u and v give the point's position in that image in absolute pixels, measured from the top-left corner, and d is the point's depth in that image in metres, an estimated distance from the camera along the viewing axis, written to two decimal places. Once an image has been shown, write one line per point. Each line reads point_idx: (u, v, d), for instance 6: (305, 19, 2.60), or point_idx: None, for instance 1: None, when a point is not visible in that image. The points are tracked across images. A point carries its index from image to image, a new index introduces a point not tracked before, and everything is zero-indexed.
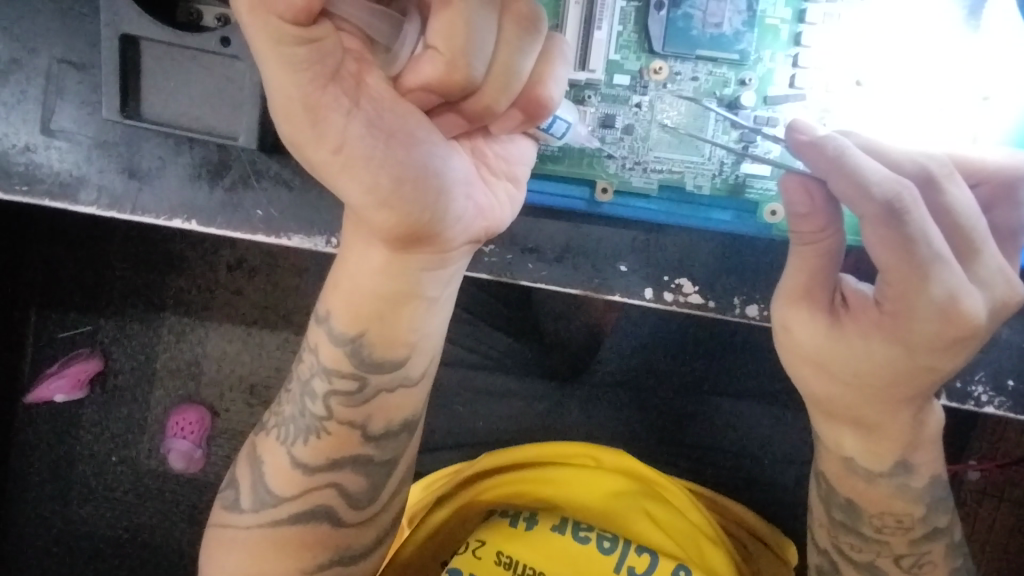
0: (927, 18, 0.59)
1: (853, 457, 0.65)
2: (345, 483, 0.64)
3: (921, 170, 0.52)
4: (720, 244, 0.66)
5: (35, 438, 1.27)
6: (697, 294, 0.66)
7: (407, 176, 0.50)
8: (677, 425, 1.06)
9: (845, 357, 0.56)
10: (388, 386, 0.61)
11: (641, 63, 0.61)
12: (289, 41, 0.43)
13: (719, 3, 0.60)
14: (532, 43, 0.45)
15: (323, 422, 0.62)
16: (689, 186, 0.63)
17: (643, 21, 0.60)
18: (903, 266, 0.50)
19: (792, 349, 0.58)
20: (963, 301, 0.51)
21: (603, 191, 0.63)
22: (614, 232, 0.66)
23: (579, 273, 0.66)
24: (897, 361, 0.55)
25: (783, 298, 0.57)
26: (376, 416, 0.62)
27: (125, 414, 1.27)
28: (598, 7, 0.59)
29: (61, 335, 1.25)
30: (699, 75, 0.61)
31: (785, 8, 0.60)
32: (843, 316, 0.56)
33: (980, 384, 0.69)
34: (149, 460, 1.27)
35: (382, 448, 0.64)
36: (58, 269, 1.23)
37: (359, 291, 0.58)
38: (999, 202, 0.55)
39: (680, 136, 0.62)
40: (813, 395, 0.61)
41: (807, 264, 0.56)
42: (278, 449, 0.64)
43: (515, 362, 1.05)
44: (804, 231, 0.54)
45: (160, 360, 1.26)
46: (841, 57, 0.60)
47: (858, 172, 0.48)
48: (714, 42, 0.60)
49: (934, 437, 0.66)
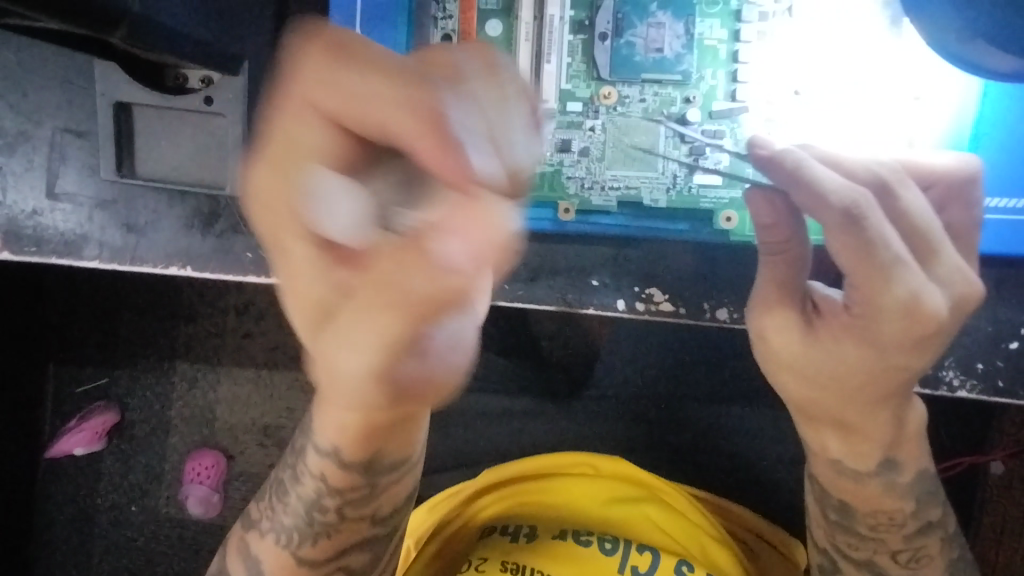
0: (856, 26, 0.63)
1: (840, 460, 0.66)
2: (351, 563, 0.67)
3: (875, 178, 0.54)
4: (684, 252, 0.68)
5: (56, 494, 1.31)
6: (668, 302, 0.69)
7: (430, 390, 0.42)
8: (675, 435, 1.08)
9: (823, 360, 0.58)
10: (394, 477, 0.63)
11: (592, 90, 0.65)
12: (311, 244, 0.36)
13: (658, 30, 0.64)
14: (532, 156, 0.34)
15: (332, 526, 0.65)
16: (646, 201, 0.66)
17: (589, 52, 0.64)
18: (867, 267, 0.52)
19: (772, 359, 0.61)
20: (926, 299, 0.53)
21: (566, 211, 0.67)
22: (584, 250, 0.69)
23: (553, 291, 0.69)
24: (868, 358, 0.57)
25: (759, 307, 0.61)
26: (383, 504, 0.65)
27: (143, 463, 1.30)
28: (546, 43, 0.64)
29: (77, 390, 1.30)
30: (647, 97, 0.65)
31: (721, 29, 0.64)
32: (815, 322, 0.58)
33: (950, 369, 0.70)
34: (166, 508, 1.30)
35: (384, 526, 0.67)
36: (74, 325, 1.29)
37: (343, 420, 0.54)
38: (952, 202, 0.59)
39: (633, 154, 0.65)
40: (794, 398, 0.63)
41: (776, 271, 0.59)
42: (280, 551, 0.67)
43: (512, 385, 1.08)
44: (771, 240, 0.58)
45: (175, 407, 1.30)
46: (778, 72, 0.64)
47: (815, 181, 0.51)
48: (657, 66, 0.64)
49: (917, 432, 0.67)
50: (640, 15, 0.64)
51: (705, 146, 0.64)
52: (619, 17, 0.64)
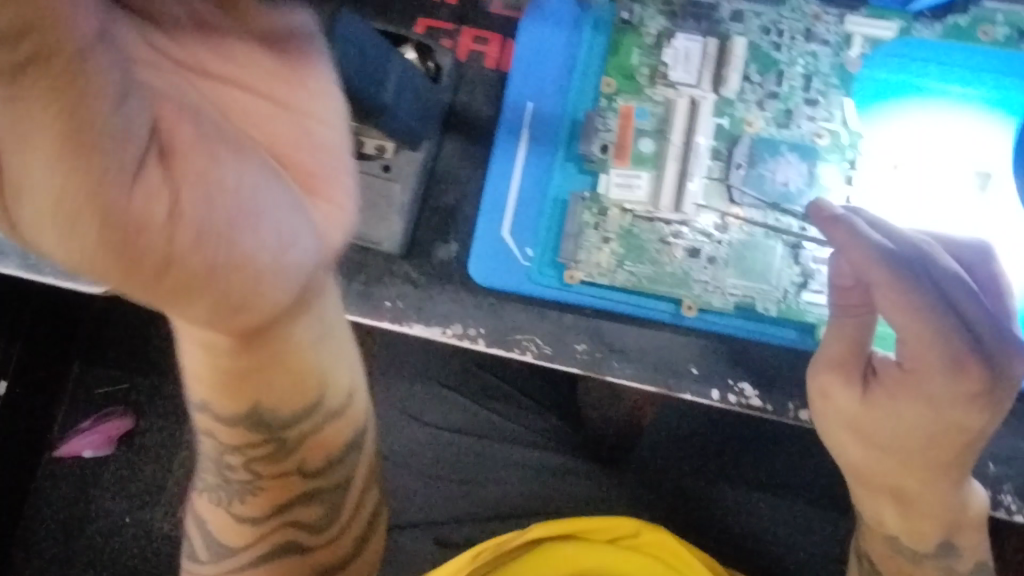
0: (947, 189, 0.76)
1: (897, 536, 0.72)
2: (301, 530, 0.67)
3: (918, 250, 0.63)
4: (773, 352, 0.77)
5: (50, 496, 1.32)
6: (757, 398, 0.76)
7: (924, 334, 0.61)
8: (701, 513, 1.04)
9: (879, 419, 0.66)
10: (315, 429, 0.63)
11: (723, 207, 0.76)
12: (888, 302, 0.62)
13: (786, 168, 0.75)
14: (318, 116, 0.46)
15: (255, 482, 0.64)
16: (757, 308, 0.76)
17: (725, 175, 0.76)
18: (922, 329, 0.61)
19: (829, 415, 0.68)
20: (936, 264, 0.62)
21: (688, 307, 0.77)
22: (688, 340, 0.78)
23: (656, 373, 0.77)
24: (924, 416, 0.64)
25: (821, 364, 0.67)
26: (313, 453, 0.64)
27: (146, 477, 1.33)
28: (692, 165, 0.75)
29: (95, 393, 1.33)
30: (769, 221, 0.76)
31: (838, 173, 0.75)
32: (872, 383, 0.66)
33: (1009, 494, 0.77)
34: (161, 525, 1.32)
35: (328, 479, 0.66)
36: (99, 334, 1.33)
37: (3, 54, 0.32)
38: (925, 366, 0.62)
39: (754, 267, 0.76)
40: (850, 461, 0.70)
41: (845, 334, 0.66)
42: (218, 509, 0.66)
43: (563, 444, 1.03)
44: (850, 302, 0.67)
45: (191, 424, 1.34)
46: (889, 213, 0.75)
47: (868, 241, 0.62)
48: (782, 197, 0.75)
49: (979, 522, 0.72)
50: (771, 152, 0.75)
51: (816, 270, 0.75)
52: (754, 152, 0.75)
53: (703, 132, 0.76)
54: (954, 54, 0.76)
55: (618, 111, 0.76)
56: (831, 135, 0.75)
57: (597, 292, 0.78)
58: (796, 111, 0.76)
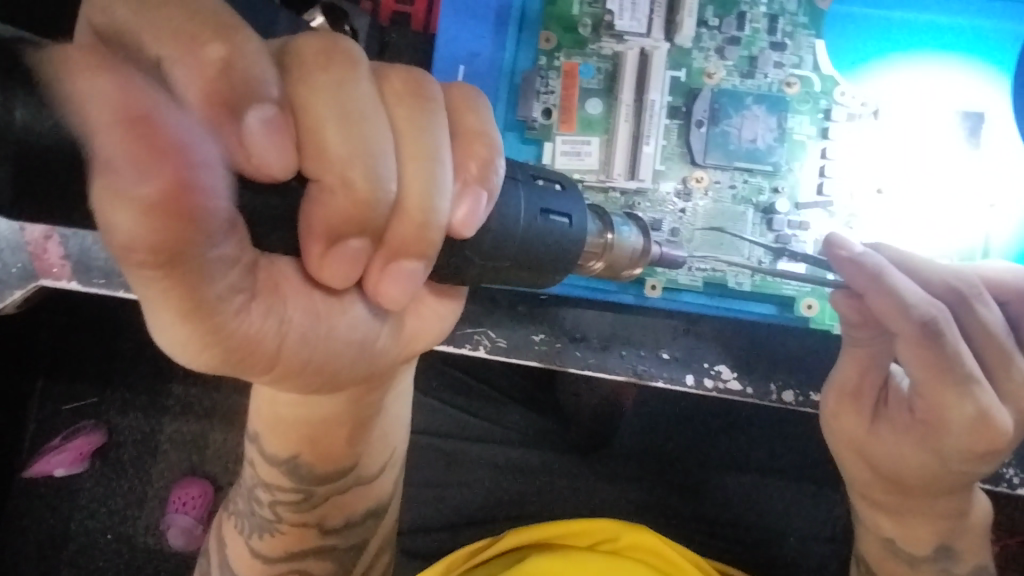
0: (932, 137, 0.67)
1: (894, 539, 0.65)
2: (312, 572, 0.60)
3: (953, 291, 0.56)
4: (747, 329, 0.70)
5: (18, 521, 1.15)
6: (736, 380, 0.69)
7: (945, 387, 0.54)
8: (700, 501, 0.95)
9: (883, 451, 0.60)
10: (338, 491, 0.58)
11: (685, 172, 0.68)
12: (915, 351, 0.54)
13: (753, 123, 0.67)
14: (443, 174, 0.34)
15: (275, 523, 0.58)
16: (730, 284, 0.68)
17: (685, 136, 0.67)
18: (939, 379, 0.54)
19: (836, 435, 0.63)
20: (975, 309, 0.55)
21: (652, 288, 0.69)
22: (653, 323, 0.70)
23: (624, 361, 0.69)
24: (931, 462, 0.58)
25: (834, 390, 0.62)
26: (332, 514, 0.59)
27: (126, 489, 1.17)
28: (646, 125, 0.66)
29: (63, 408, 1.16)
30: (737, 184, 0.68)
31: (810, 126, 0.67)
32: (880, 413, 0.60)
33: (1012, 467, 0.71)
34: (145, 538, 1.16)
35: (347, 536, 0.61)
36: (61, 342, 1.15)
37: (127, 228, 0.26)
38: (935, 410, 0.56)
39: (722, 236, 0.68)
40: (852, 475, 0.65)
41: (857, 360, 0.60)
42: (238, 538, 0.61)
43: (537, 438, 0.96)
44: (856, 335, 0.59)
45: (166, 432, 1.18)
46: (867, 168, 0.67)
47: (895, 289, 0.53)
48: (750, 155, 0.67)
49: (981, 526, 0.66)
50: (736, 106, 0.67)
51: (792, 236, 0.67)
52: (716, 107, 0.67)
53: (657, 87, 0.67)
54: (899, 25, 0.70)
55: (561, 69, 0.68)
56: (802, 83, 0.67)
57: (553, 278, 0.69)
58: (761, 57, 0.67)
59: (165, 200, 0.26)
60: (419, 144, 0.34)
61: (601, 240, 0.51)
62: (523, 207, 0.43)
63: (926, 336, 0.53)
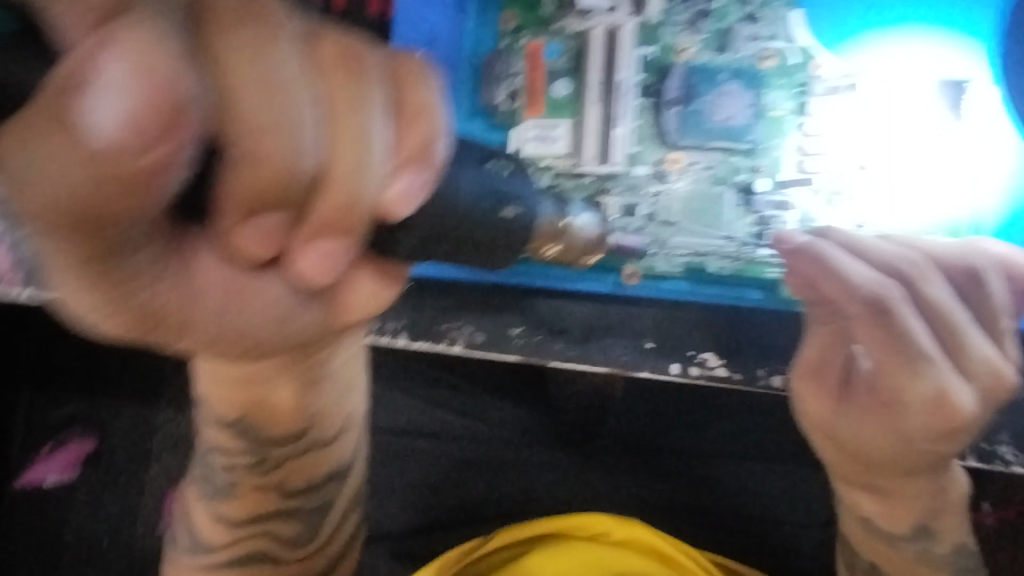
0: (913, 108, 0.64)
1: (871, 519, 0.63)
2: (277, 533, 0.57)
3: (895, 268, 0.52)
4: (728, 314, 0.64)
5: (8, 533, 1.13)
6: (723, 367, 0.62)
7: (897, 365, 0.51)
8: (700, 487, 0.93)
9: (848, 433, 0.56)
10: (296, 453, 0.55)
11: (659, 154, 0.65)
12: (865, 329, 0.51)
13: (727, 100, 0.64)
14: (376, 144, 0.30)
15: (235, 486, 0.56)
16: (710, 269, 0.66)
17: (658, 116, 0.64)
18: (892, 359, 0.51)
19: (799, 416, 0.60)
20: (923, 286, 0.51)
21: (630, 276, 0.68)
22: (633, 311, 0.65)
23: (602, 354, 0.64)
24: (893, 447, 0.54)
25: (797, 372, 0.59)
26: (294, 474, 0.56)
27: (117, 496, 1.14)
28: (616, 107, 0.64)
29: (49, 416, 1.13)
30: (713, 164, 0.65)
31: (787, 101, 0.64)
32: (845, 395, 0.57)
33: (1005, 444, 0.69)
34: (140, 544, 1.13)
35: (309, 497, 0.57)
36: (46, 350, 1.13)
37: (38, 205, 0.23)
38: (890, 387, 0.52)
39: (700, 218, 0.65)
40: (827, 458, 0.61)
41: (818, 340, 0.57)
42: (201, 505, 0.58)
43: (525, 433, 0.94)
44: (813, 313, 0.56)
45: (155, 437, 1.14)
46: (848, 142, 0.64)
47: (841, 272, 0.51)
48: (725, 134, 0.64)
49: (957, 502, 0.64)
50: (709, 83, 0.64)
51: (772, 217, 0.64)
52: (688, 85, 0.64)
53: (627, 66, 0.64)
54: None
55: (526, 50, 0.65)
56: (777, 57, 0.64)
57: (528, 269, 0.69)
58: (733, 30, 0.64)
59: (119, 203, 0.24)
60: (349, 119, 0.29)
61: (558, 223, 0.50)
62: (469, 180, 0.41)
63: (873, 313, 0.50)
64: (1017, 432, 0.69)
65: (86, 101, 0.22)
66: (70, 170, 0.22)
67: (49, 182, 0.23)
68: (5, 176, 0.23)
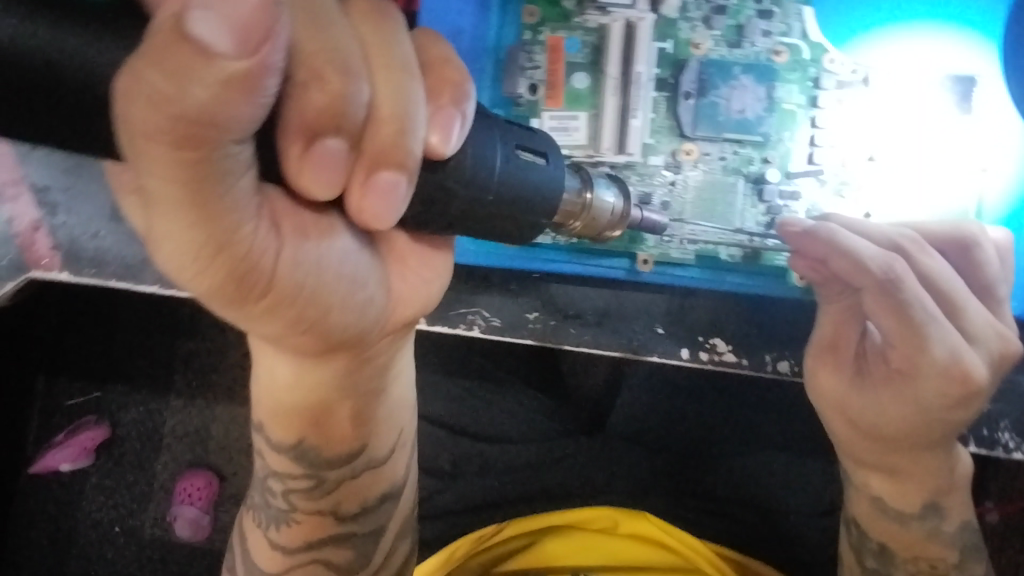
0: (923, 101, 0.66)
1: (882, 498, 0.66)
2: (331, 559, 0.60)
3: (892, 242, 0.58)
4: (742, 306, 0.69)
5: (24, 516, 1.16)
6: (731, 353, 0.68)
7: (911, 331, 0.56)
8: (699, 465, 0.94)
9: (864, 407, 0.60)
10: (351, 474, 0.58)
11: (674, 145, 0.67)
12: (878, 299, 0.56)
13: (741, 93, 0.66)
14: (415, 86, 0.36)
15: (291, 512, 0.59)
16: (722, 256, 0.69)
17: (673, 109, 0.67)
18: (904, 328, 0.56)
19: (817, 396, 0.64)
20: (920, 258, 0.57)
21: (643, 262, 0.69)
22: (651, 298, 0.70)
23: (618, 336, 0.69)
24: (910, 414, 0.59)
25: (812, 349, 0.64)
26: (347, 499, 0.59)
27: (131, 483, 1.17)
28: (634, 98, 0.66)
29: (66, 403, 1.16)
30: (726, 155, 0.67)
31: (799, 94, 0.67)
32: (862, 370, 0.61)
33: (1006, 431, 0.71)
34: (152, 529, 1.17)
35: (363, 522, 0.60)
36: (61, 338, 1.15)
37: (161, 115, 0.26)
38: (909, 353, 0.57)
39: (713, 207, 0.68)
40: (841, 441, 0.65)
41: (832, 317, 0.62)
42: (258, 532, 0.61)
43: (535, 424, 0.96)
44: (827, 290, 0.61)
45: (168, 425, 1.17)
46: (855, 134, 0.67)
47: (852, 249, 0.56)
48: (739, 126, 0.66)
49: (964, 482, 0.67)
50: (724, 76, 0.66)
51: (782, 207, 0.67)
52: (704, 78, 0.66)
53: (644, 60, 0.66)
54: None
55: (546, 44, 0.67)
56: (790, 52, 0.67)
57: (538, 256, 0.69)
58: (748, 25, 0.67)
59: (228, 111, 0.26)
60: (388, 57, 0.35)
61: (578, 200, 0.49)
62: (498, 155, 0.43)
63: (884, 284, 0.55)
64: (1018, 421, 0.71)
65: (193, 15, 0.24)
66: (192, 80, 0.25)
67: (172, 89, 0.25)
68: (128, 96, 0.26)
